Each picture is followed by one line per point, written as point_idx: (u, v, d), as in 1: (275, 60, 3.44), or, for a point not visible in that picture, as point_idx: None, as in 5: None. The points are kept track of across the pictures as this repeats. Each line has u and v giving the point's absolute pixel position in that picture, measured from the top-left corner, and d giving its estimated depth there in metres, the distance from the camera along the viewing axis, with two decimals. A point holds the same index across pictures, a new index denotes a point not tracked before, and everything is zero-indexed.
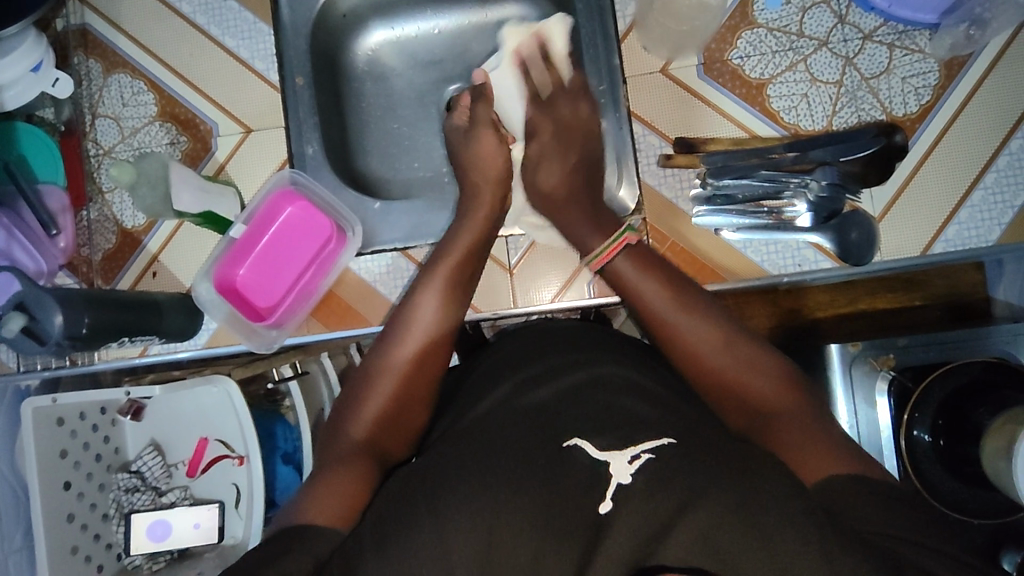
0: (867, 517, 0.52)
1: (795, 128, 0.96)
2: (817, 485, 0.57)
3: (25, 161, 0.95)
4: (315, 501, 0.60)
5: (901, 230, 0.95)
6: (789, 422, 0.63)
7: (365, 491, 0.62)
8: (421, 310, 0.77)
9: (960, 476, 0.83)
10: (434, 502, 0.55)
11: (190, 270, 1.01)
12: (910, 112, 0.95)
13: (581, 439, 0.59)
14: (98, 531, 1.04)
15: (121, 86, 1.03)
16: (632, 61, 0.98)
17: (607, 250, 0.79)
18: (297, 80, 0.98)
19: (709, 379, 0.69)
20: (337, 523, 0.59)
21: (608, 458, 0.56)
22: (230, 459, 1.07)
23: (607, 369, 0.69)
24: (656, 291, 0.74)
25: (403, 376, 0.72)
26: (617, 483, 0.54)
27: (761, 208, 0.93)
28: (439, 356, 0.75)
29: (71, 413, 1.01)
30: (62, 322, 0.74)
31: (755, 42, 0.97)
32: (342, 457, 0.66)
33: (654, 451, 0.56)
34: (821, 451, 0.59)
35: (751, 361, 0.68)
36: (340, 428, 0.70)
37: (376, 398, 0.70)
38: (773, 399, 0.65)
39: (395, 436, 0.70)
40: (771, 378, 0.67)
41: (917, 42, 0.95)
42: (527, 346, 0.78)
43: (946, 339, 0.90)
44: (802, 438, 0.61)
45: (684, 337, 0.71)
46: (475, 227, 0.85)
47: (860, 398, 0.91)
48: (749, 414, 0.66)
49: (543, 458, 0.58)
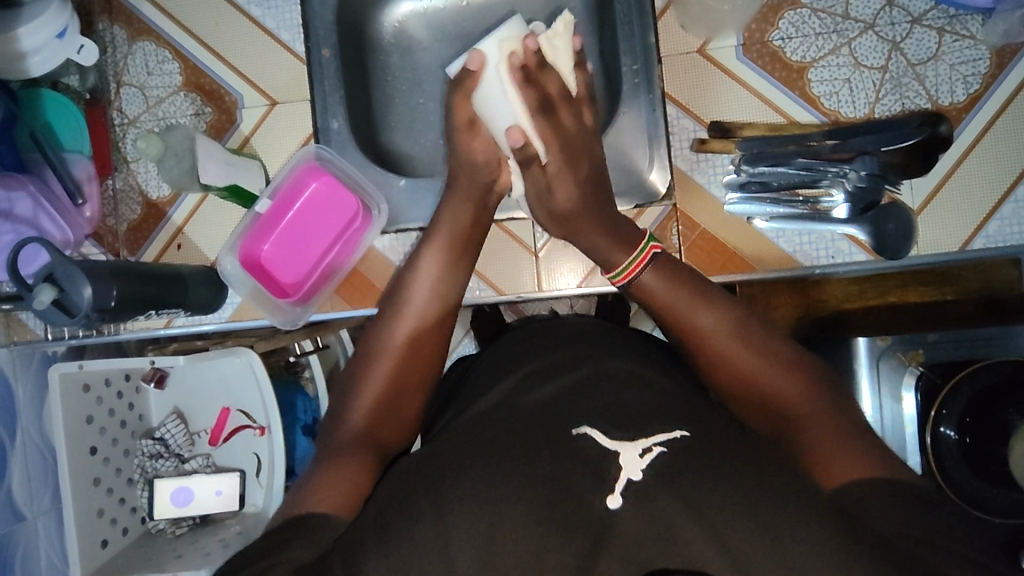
0: (890, 519, 0.48)
1: (835, 115, 0.93)
2: (838, 488, 0.53)
3: (50, 129, 0.95)
4: (319, 489, 0.56)
5: (941, 224, 0.92)
6: (813, 427, 0.59)
7: (368, 483, 0.57)
8: (416, 296, 0.72)
9: (984, 475, 0.78)
10: (437, 493, 0.50)
11: (215, 243, 1.01)
12: (957, 101, 0.91)
13: (590, 427, 0.53)
14: (123, 494, 1.05)
15: (145, 55, 1.02)
16: (669, 40, 0.95)
17: (635, 264, 0.73)
18: (323, 51, 0.96)
19: (731, 378, 0.65)
20: (338, 512, 0.54)
21: (620, 450, 0.50)
22: (251, 429, 1.08)
23: (614, 365, 0.64)
24: (666, 295, 0.71)
25: (399, 361, 0.67)
26: (626, 478, 0.49)
27: (797, 196, 0.90)
28: (440, 335, 0.70)
29: (97, 379, 1.01)
30: (90, 295, 0.74)
31: (797, 24, 0.94)
32: (347, 443, 0.62)
33: (666, 445, 0.50)
34: (845, 447, 0.56)
35: (767, 352, 0.65)
36: (340, 416, 0.65)
37: (376, 378, 0.66)
38: (798, 402, 0.61)
39: (388, 428, 0.65)
40: (793, 378, 0.63)
41: (968, 28, 0.91)
42: (536, 341, 0.74)
43: (980, 336, 0.85)
44: (824, 436, 0.58)
45: (708, 342, 0.67)
46: (466, 210, 0.79)
47: (885, 393, 0.88)
48: (766, 415, 0.63)
49: (547, 449, 0.52)
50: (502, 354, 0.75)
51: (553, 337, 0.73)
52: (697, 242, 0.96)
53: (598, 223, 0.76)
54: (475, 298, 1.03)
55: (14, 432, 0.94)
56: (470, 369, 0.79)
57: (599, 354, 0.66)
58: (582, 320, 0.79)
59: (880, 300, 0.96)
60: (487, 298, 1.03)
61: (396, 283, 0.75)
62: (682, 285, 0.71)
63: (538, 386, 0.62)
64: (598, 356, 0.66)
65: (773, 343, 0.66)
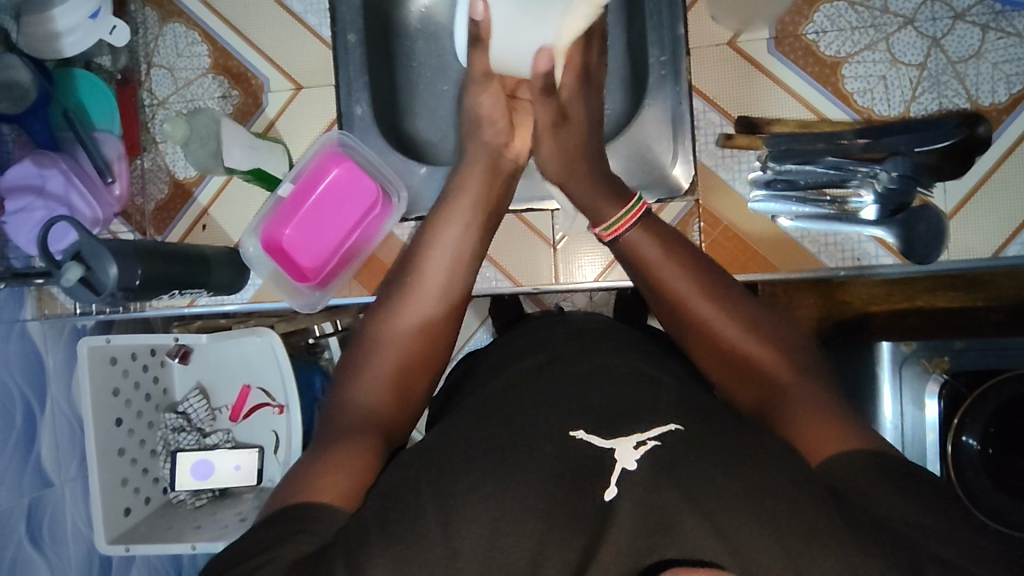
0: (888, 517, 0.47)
1: (868, 113, 0.91)
2: (825, 464, 0.51)
3: (82, 107, 0.96)
4: (317, 472, 0.55)
5: (974, 228, 0.89)
6: (801, 399, 0.57)
7: (374, 474, 0.56)
8: (431, 274, 0.70)
9: (1007, 486, 0.76)
10: (443, 485, 0.50)
11: (239, 225, 1.03)
12: (998, 101, 0.88)
13: (586, 433, 0.52)
14: (146, 465, 1.08)
15: (176, 36, 1.03)
16: (698, 31, 0.93)
17: (626, 218, 0.71)
18: (349, 36, 0.96)
19: (715, 351, 0.63)
20: (341, 503, 0.53)
21: (614, 446, 0.50)
22: (270, 407, 1.10)
23: (621, 361, 0.62)
24: (656, 257, 0.68)
25: (404, 346, 0.66)
26: (621, 468, 0.48)
27: (824, 196, 0.88)
28: (452, 319, 0.69)
29: (123, 353, 1.04)
30: (117, 273, 0.76)
31: (833, 17, 0.91)
32: (355, 421, 0.61)
33: (660, 439, 0.49)
34: (828, 422, 0.54)
35: (773, 337, 0.62)
36: (340, 401, 0.63)
37: (384, 362, 0.65)
38: (782, 371, 0.60)
39: (397, 410, 0.64)
40: (779, 347, 0.61)
41: (1014, 25, 0.88)
42: (551, 333, 0.72)
43: (1011, 345, 0.81)
44: (806, 407, 0.56)
45: (693, 311, 0.64)
46: (481, 180, 0.78)
47: (906, 399, 0.84)
48: (753, 385, 0.61)
49: (551, 445, 0.51)
50: (510, 346, 0.74)
51: (558, 331, 0.72)
52: (719, 240, 0.94)
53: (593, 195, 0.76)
54: (491, 288, 1.03)
55: (44, 400, 0.97)
56: (480, 357, 0.79)
57: (603, 350, 0.65)
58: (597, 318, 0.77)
59: (908, 303, 0.98)
60: (504, 288, 1.03)
61: (407, 257, 0.73)
62: (671, 256, 0.67)
63: (547, 377, 0.61)
64: (613, 353, 0.64)
65: (768, 329, 0.63)
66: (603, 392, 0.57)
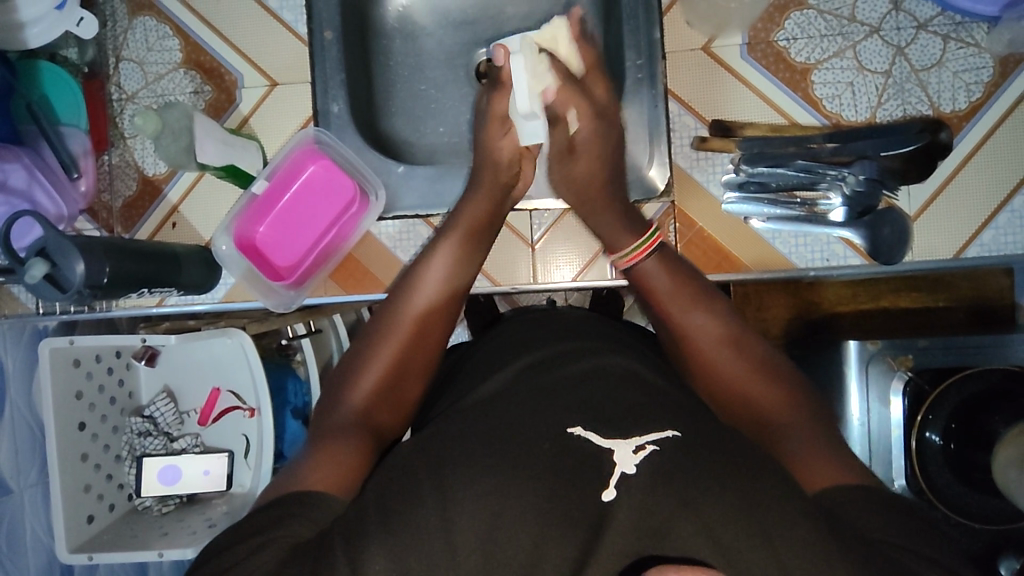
0: (866, 520, 0.50)
1: (837, 118, 0.93)
2: (819, 493, 0.53)
3: (47, 101, 0.93)
4: (314, 467, 0.55)
5: (936, 232, 0.92)
6: (795, 433, 0.58)
7: (364, 467, 0.57)
8: (425, 288, 0.70)
9: (968, 482, 0.78)
10: (438, 478, 0.50)
11: (211, 222, 1.01)
12: (958, 109, 0.92)
13: (583, 429, 0.52)
14: (111, 471, 1.05)
15: (146, 30, 1.01)
16: (673, 36, 0.95)
17: (641, 248, 0.70)
18: (325, 33, 0.95)
19: (725, 386, 0.63)
20: (332, 490, 0.53)
21: (612, 447, 0.50)
22: (241, 410, 1.07)
23: (610, 361, 0.61)
24: (668, 289, 0.68)
25: (397, 358, 0.65)
26: (620, 472, 0.49)
27: (794, 198, 0.91)
28: (442, 324, 0.69)
29: (88, 354, 1.00)
30: (83, 270, 0.74)
31: (803, 24, 0.93)
32: (343, 424, 0.60)
33: (660, 443, 0.50)
34: (817, 453, 0.56)
35: (770, 369, 0.63)
36: (334, 401, 0.63)
37: (371, 372, 0.64)
38: (778, 406, 0.61)
39: (387, 412, 0.64)
40: (774, 383, 0.62)
41: (973, 36, 0.91)
42: (534, 330, 0.72)
43: (970, 345, 0.84)
44: (805, 445, 0.57)
45: (700, 350, 0.65)
46: (485, 198, 0.77)
47: (873, 396, 0.87)
48: (753, 421, 0.61)
49: (547, 443, 0.51)
50: (497, 344, 0.73)
51: (545, 329, 0.71)
52: (693, 240, 0.96)
53: (606, 221, 0.74)
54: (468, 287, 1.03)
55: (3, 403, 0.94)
56: (463, 356, 0.79)
57: (586, 348, 0.65)
58: (582, 314, 0.77)
59: (873, 304, 1.01)
60: (482, 288, 1.03)
61: (404, 274, 0.72)
62: (685, 287, 0.68)
63: (535, 376, 0.61)
64: (601, 350, 0.64)
65: (762, 358, 0.64)
66: (589, 390, 0.57)
